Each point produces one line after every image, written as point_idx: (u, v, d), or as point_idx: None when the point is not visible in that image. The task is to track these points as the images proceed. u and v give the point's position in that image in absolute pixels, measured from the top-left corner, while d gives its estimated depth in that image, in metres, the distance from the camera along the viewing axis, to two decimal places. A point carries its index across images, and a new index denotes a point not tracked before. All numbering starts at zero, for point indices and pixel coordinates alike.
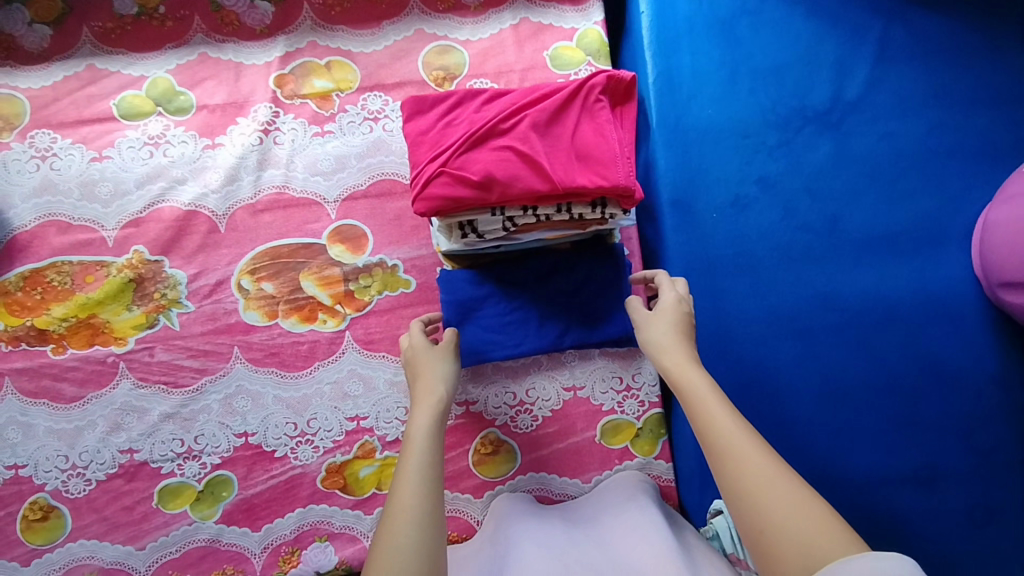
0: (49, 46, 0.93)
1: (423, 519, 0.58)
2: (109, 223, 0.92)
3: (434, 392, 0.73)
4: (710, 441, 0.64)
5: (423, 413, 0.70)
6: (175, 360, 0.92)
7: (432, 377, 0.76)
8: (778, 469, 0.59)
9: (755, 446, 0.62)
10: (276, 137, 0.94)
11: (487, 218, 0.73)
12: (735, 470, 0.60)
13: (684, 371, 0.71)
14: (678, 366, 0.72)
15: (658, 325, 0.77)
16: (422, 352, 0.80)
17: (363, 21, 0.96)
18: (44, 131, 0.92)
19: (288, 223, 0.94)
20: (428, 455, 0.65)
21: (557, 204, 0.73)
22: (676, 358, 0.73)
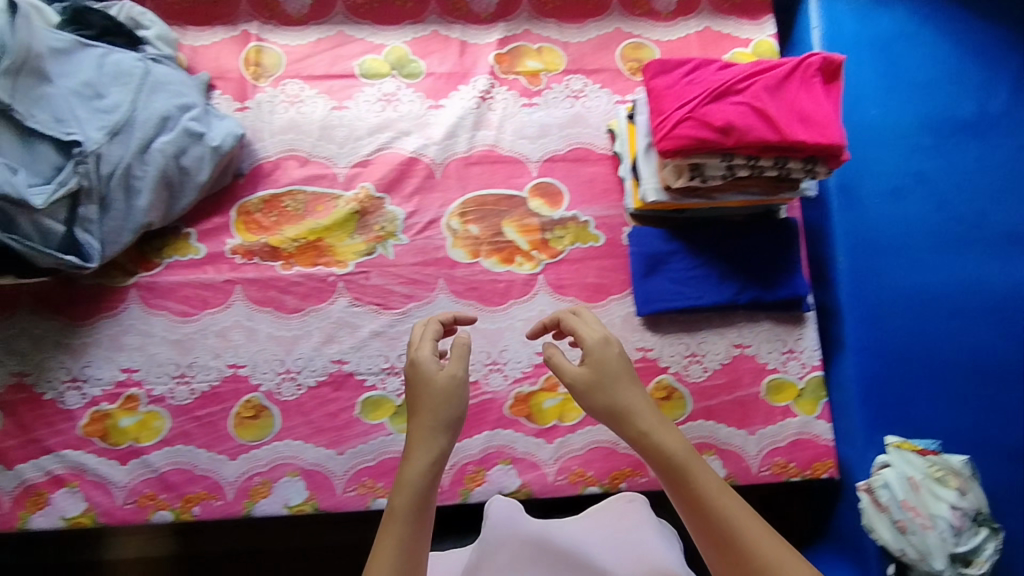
0: (307, 12, 1.08)
1: None
2: (341, 162, 1.05)
3: (431, 441, 0.70)
4: (705, 513, 0.67)
5: (411, 471, 0.69)
6: (387, 285, 1.01)
7: (424, 413, 0.71)
8: (772, 534, 0.66)
9: (752, 522, 0.66)
10: (490, 104, 1.07)
11: (715, 163, 0.84)
12: (746, 548, 0.65)
13: (659, 433, 0.70)
14: (646, 427, 0.71)
15: (604, 395, 0.72)
16: (426, 377, 0.73)
17: (571, 17, 1.11)
18: (294, 81, 1.06)
19: (495, 176, 1.05)
20: (410, 537, 0.67)
21: (774, 159, 0.85)
22: (652, 421, 0.71)
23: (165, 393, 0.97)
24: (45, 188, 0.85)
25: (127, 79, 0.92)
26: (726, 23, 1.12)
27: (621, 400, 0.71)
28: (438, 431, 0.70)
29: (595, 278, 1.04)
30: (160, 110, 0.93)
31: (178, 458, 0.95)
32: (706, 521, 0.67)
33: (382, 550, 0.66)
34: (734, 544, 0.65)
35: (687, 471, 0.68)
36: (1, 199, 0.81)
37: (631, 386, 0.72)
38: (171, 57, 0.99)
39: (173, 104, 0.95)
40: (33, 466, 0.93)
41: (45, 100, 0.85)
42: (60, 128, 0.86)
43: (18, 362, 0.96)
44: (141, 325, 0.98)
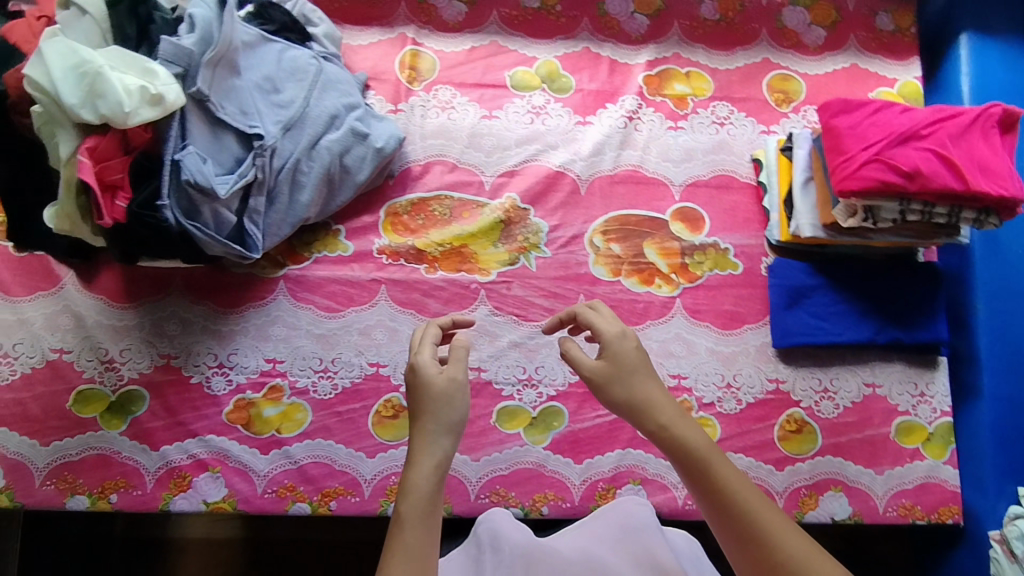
0: (462, 20, 1.09)
1: None
2: (488, 171, 1.06)
3: (434, 445, 0.65)
4: (730, 510, 0.62)
5: (417, 479, 0.63)
6: (528, 297, 1.02)
7: (431, 414, 0.67)
8: (796, 534, 0.61)
9: (783, 523, 0.61)
10: (636, 124, 1.08)
11: (891, 207, 0.84)
12: (773, 551, 0.59)
13: (681, 425, 0.66)
14: (671, 420, 0.66)
15: (619, 381, 0.68)
16: (426, 377, 0.69)
17: (721, 44, 1.12)
18: (446, 87, 1.07)
19: (639, 197, 1.06)
20: (419, 548, 0.61)
21: (950, 207, 0.85)
22: (664, 412, 0.67)
23: (308, 386, 0.98)
24: (227, 176, 0.86)
25: (300, 75, 0.94)
26: (873, 61, 1.13)
27: (649, 391, 0.68)
28: (441, 434, 0.66)
29: (732, 306, 1.04)
30: (328, 108, 0.95)
31: (318, 451, 0.96)
32: (732, 522, 0.61)
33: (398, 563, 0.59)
34: (754, 543, 0.60)
35: (721, 468, 0.64)
36: (190, 185, 0.82)
37: (650, 379, 0.68)
38: (334, 53, 1.01)
39: (340, 102, 0.96)
40: (176, 448, 0.94)
41: (232, 92, 0.87)
42: (245, 119, 0.87)
43: (167, 344, 0.98)
44: (288, 317, 0.99)
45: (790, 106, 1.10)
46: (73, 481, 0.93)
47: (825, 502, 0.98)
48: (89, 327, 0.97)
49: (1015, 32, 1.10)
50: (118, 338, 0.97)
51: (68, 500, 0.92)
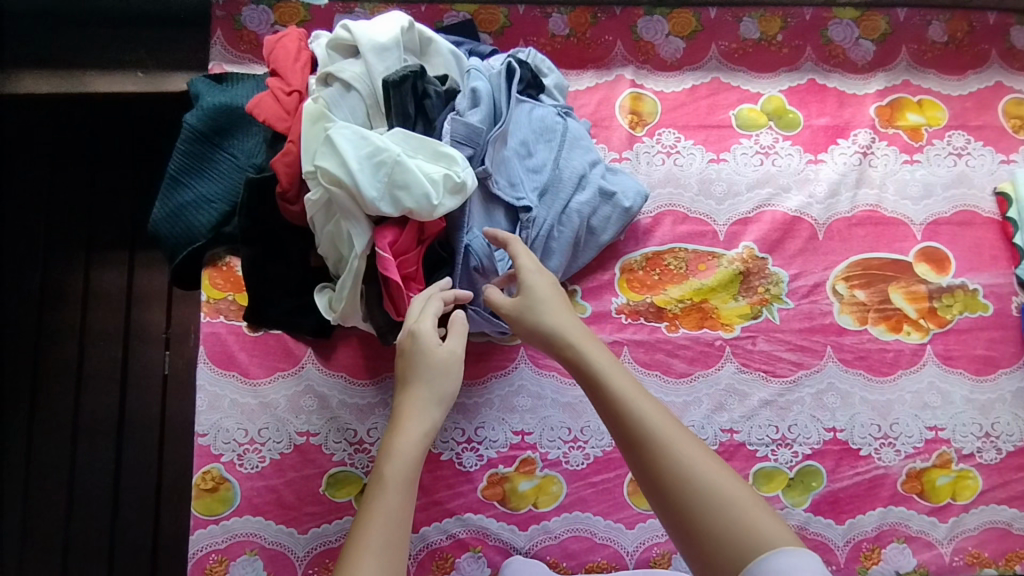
0: (681, 57, 1.04)
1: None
2: (721, 219, 1.00)
3: (426, 414, 0.67)
4: (632, 426, 0.62)
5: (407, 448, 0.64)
6: (775, 351, 0.98)
7: (423, 382, 0.69)
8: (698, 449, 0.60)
9: (684, 439, 0.61)
10: (871, 160, 1.02)
11: None
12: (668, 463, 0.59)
13: (588, 346, 0.69)
14: (582, 342, 0.70)
15: (539, 308, 0.73)
16: (426, 350, 0.71)
17: (951, 68, 1.06)
18: (670, 131, 1.02)
19: (880, 239, 1.01)
20: (401, 508, 0.59)
21: None
22: (574, 335, 0.70)
23: (560, 457, 0.94)
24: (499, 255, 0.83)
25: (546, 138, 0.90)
26: None
27: (553, 321, 0.72)
28: (431, 404, 0.68)
29: (985, 349, 0.99)
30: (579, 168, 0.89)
31: (576, 525, 0.93)
32: (633, 435, 0.62)
33: (371, 516, 0.58)
34: (654, 456, 0.60)
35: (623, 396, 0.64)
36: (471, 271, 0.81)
37: (560, 310, 0.73)
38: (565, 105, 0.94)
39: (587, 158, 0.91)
40: (436, 529, 0.91)
41: (500, 164, 0.84)
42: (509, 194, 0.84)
43: None
44: (533, 386, 0.95)
45: None
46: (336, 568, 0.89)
47: None
48: (334, 408, 0.93)
49: None
50: (363, 416, 0.93)
51: None
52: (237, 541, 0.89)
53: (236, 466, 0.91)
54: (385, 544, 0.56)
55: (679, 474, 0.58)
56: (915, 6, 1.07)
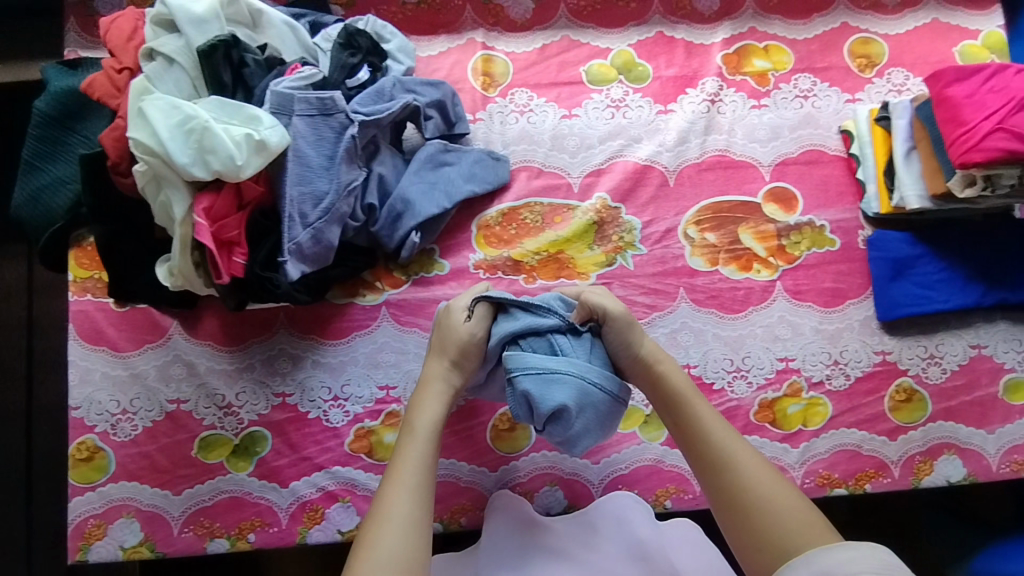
0: (531, 17, 1.06)
1: (417, 495, 0.73)
2: (575, 171, 1.04)
3: (442, 377, 0.84)
4: (705, 437, 0.77)
5: (428, 413, 0.81)
6: (629, 296, 1.01)
7: (444, 352, 0.85)
8: (751, 461, 0.75)
9: (748, 454, 0.75)
10: (719, 107, 1.06)
11: None
12: (731, 470, 0.74)
13: (670, 369, 0.83)
14: (665, 364, 0.84)
15: (622, 347, 0.83)
16: (452, 327, 0.85)
17: (797, 13, 1.08)
18: (522, 90, 1.04)
19: (729, 182, 1.04)
20: (424, 456, 0.77)
21: None
22: (658, 359, 0.84)
23: None
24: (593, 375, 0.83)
25: (425, 163, 0.96)
26: (954, 14, 1.09)
27: (638, 353, 0.83)
28: (448, 368, 0.84)
29: (833, 283, 1.03)
30: (447, 196, 0.96)
31: (442, 471, 0.97)
32: (704, 446, 0.77)
33: (400, 464, 0.76)
34: (719, 462, 0.75)
35: (710, 420, 0.78)
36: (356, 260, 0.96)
37: (647, 340, 0.84)
38: (438, 102, 0.96)
39: (451, 178, 0.97)
40: (305, 483, 0.96)
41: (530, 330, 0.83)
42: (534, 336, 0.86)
43: (281, 382, 0.98)
44: (396, 343, 0.99)
45: (874, 70, 1.07)
46: (211, 525, 0.94)
47: (940, 466, 1.01)
48: (202, 375, 0.97)
49: None
50: (232, 382, 0.97)
51: (208, 544, 0.94)
52: (115, 505, 0.94)
53: (110, 436, 0.95)
54: (416, 480, 0.74)
55: (748, 479, 0.73)
56: None
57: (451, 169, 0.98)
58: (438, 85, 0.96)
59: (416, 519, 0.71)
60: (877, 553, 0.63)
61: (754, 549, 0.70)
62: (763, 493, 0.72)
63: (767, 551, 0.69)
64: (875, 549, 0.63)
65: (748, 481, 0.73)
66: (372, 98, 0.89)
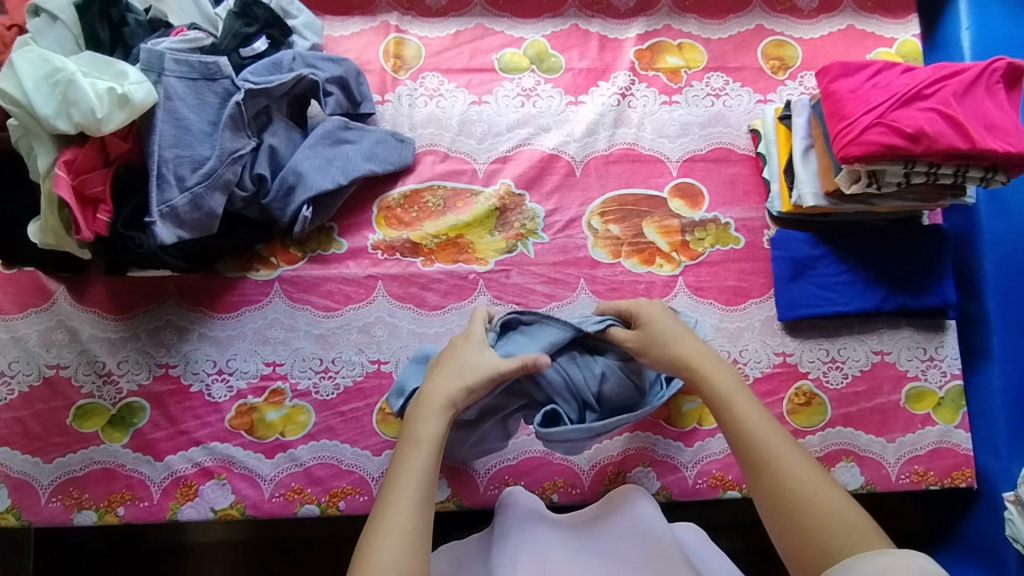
0: (446, 4, 1.07)
1: (417, 511, 0.65)
2: (481, 158, 1.03)
3: (449, 382, 0.74)
4: (746, 437, 0.70)
5: (430, 425, 0.71)
6: (528, 284, 0.99)
7: (456, 362, 0.76)
8: (802, 463, 0.68)
9: (796, 456, 0.68)
10: (630, 101, 1.06)
11: (948, 172, 0.82)
12: (775, 474, 0.67)
13: (710, 364, 0.75)
14: (702, 359, 0.76)
15: (658, 344, 0.77)
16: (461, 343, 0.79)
17: (713, 13, 1.09)
18: (433, 75, 1.05)
19: (636, 176, 1.04)
20: (426, 470, 0.68)
21: (985, 169, 0.83)
22: (697, 356, 0.76)
23: (310, 388, 0.96)
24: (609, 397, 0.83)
25: (323, 141, 0.96)
26: (869, 21, 1.09)
27: (671, 349, 0.77)
28: (456, 377, 0.75)
29: (735, 281, 1.01)
30: (344, 174, 0.96)
31: (323, 452, 0.94)
32: (745, 448, 0.69)
33: (399, 477, 0.67)
34: (763, 465, 0.68)
35: (753, 418, 0.71)
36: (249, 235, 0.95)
37: (683, 337, 0.77)
38: (339, 79, 0.97)
39: (350, 157, 0.97)
40: (180, 457, 0.92)
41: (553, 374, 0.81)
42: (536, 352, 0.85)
43: (165, 353, 0.96)
44: (286, 319, 0.97)
45: (786, 73, 1.07)
46: (79, 496, 0.91)
47: (838, 473, 0.97)
48: (85, 341, 0.95)
49: None
50: (115, 350, 0.95)
51: (75, 516, 0.91)
52: None
53: None
54: (416, 497, 0.66)
55: (795, 483, 0.66)
56: None
57: (351, 147, 0.97)
58: (340, 62, 0.97)
59: (415, 542, 0.63)
60: (925, 559, 0.56)
61: (800, 556, 0.64)
62: (812, 497, 0.65)
63: (813, 556, 0.63)
64: (918, 557, 0.56)
65: (792, 483, 0.66)
66: (266, 68, 0.89)
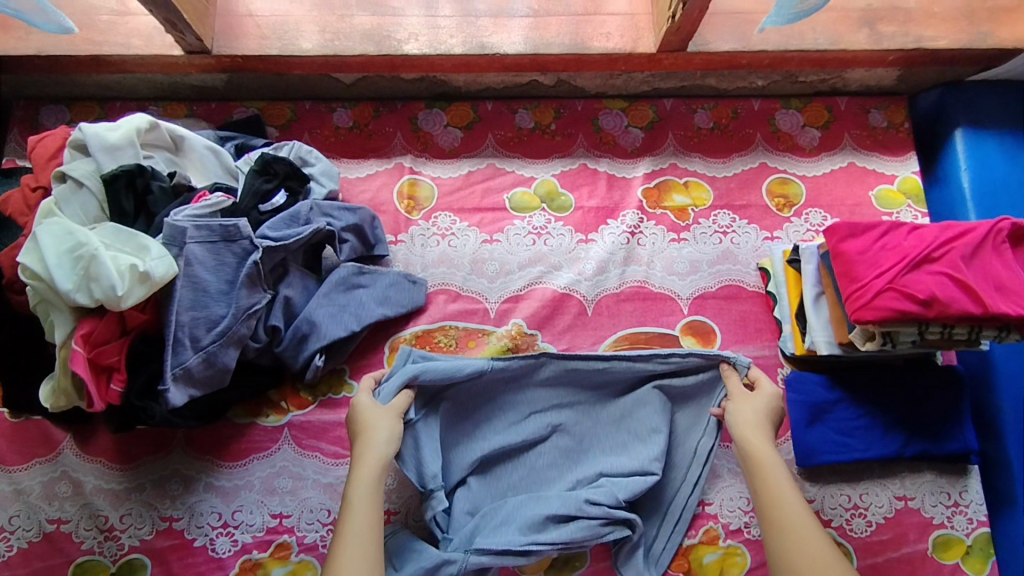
0: (459, 145, 1.10)
1: (365, 549, 0.77)
2: (492, 296, 1.04)
3: (372, 448, 0.84)
4: (778, 504, 0.81)
5: (368, 468, 0.83)
6: None
7: (373, 432, 0.85)
8: (817, 536, 0.78)
9: (814, 529, 0.78)
10: (639, 239, 1.07)
11: (963, 331, 0.82)
12: (797, 537, 0.77)
13: (763, 444, 0.86)
14: (758, 439, 0.87)
15: (742, 408, 0.89)
16: (372, 414, 0.87)
17: (717, 152, 1.12)
18: (446, 214, 1.07)
19: (647, 314, 1.04)
20: (365, 513, 0.80)
21: (1000, 328, 0.82)
22: (756, 433, 0.87)
23: (317, 541, 0.93)
24: (595, 521, 0.88)
25: (331, 289, 0.96)
26: (869, 159, 1.12)
27: (750, 415, 0.89)
28: (381, 444, 0.84)
29: None
30: (357, 321, 0.96)
31: None
32: (775, 512, 0.80)
33: (347, 522, 0.79)
34: (786, 529, 0.79)
35: (773, 470, 0.84)
36: (262, 384, 0.95)
37: (754, 413, 0.89)
38: (355, 226, 0.98)
39: (364, 303, 0.97)
40: None
41: (537, 501, 0.90)
42: (467, 428, 0.95)
43: (169, 505, 0.93)
44: (294, 467, 0.95)
45: (791, 210, 1.09)
46: None
47: None
48: (88, 494, 0.93)
49: (1007, 127, 1.09)
50: (118, 503, 0.92)
51: None
52: None
53: None
54: (363, 541, 0.77)
55: (810, 547, 0.76)
56: (681, 96, 1.15)
57: (364, 293, 0.98)
58: (356, 211, 0.99)
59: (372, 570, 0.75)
60: None
61: None
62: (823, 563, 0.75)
63: None
64: None
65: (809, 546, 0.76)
66: (283, 222, 0.90)
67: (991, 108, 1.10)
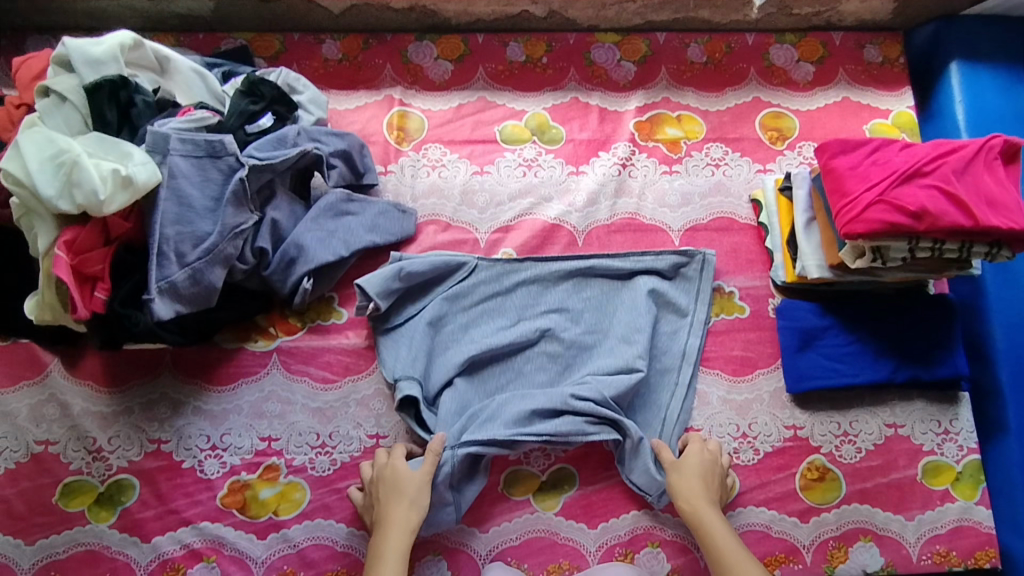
0: (449, 78, 1.09)
1: None
2: (482, 227, 1.03)
3: (391, 516, 0.83)
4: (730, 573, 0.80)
5: (395, 539, 0.82)
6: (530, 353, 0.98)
7: (392, 498, 0.85)
8: None
9: None
10: (630, 171, 1.06)
11: (954, 247, 0.82)
12: None
13: (706, 512, 0.85)
14: (700, 510, 0.86)
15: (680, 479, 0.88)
16: (394, 477, 0.86)
17: (709, 86, 1.11)
18: (436, 146, 1.06)
19: (638, 245, 1.03)
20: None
21: (989, 245, 0.82)
22: (702, 502, 0.86)
23: (305, 464, 0.93)
24: (580, 416, 0.91)
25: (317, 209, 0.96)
26: (864, 93, 1.11)
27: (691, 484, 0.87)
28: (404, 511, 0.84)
29: (742, 351, 1.00)
30: (345, 246, 0.96)
31: (318, 533, 0.90)
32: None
33: None
34: None
35: (724, 536, 0.83)
36: (252, 304, 0.95)
37: (697, 480, 0.88)
38: (343, 152, 0.98)
39: (352, 229, 0.97)
40: (168, 538, 0.89)
41: (524, 398, 0.92)
42: (456, 329, 0.97)
43: (157, 428, 0.93)
44: (283, 392, 0.95)
45: (784, 143, 1.08)
46: None
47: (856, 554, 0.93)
48: (75, 416, 0.93)
49: (1002, 61, 1.08)
50: (106, 426, 0.92)
51: None
52: None
53: None
54: None
55: None
56: (675, 31, 1.14)
57: (352, 220, 0.98)
58: (344, 137, 0.98)
59: None
60: None
61: None
62: None
63: None
64: None
65: None
66: (271, 143, 0.90)
67: (986, 41, 1.09)
